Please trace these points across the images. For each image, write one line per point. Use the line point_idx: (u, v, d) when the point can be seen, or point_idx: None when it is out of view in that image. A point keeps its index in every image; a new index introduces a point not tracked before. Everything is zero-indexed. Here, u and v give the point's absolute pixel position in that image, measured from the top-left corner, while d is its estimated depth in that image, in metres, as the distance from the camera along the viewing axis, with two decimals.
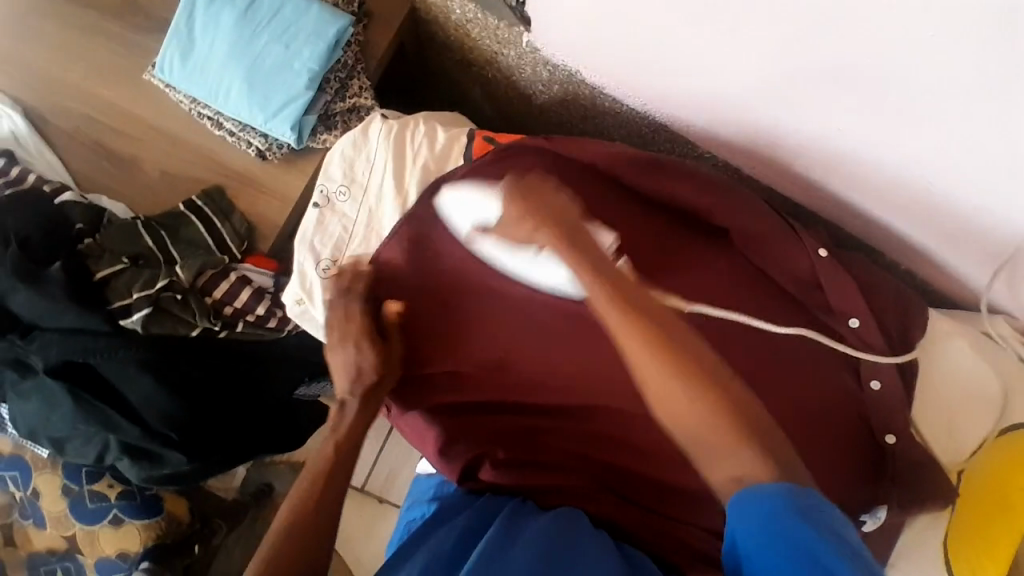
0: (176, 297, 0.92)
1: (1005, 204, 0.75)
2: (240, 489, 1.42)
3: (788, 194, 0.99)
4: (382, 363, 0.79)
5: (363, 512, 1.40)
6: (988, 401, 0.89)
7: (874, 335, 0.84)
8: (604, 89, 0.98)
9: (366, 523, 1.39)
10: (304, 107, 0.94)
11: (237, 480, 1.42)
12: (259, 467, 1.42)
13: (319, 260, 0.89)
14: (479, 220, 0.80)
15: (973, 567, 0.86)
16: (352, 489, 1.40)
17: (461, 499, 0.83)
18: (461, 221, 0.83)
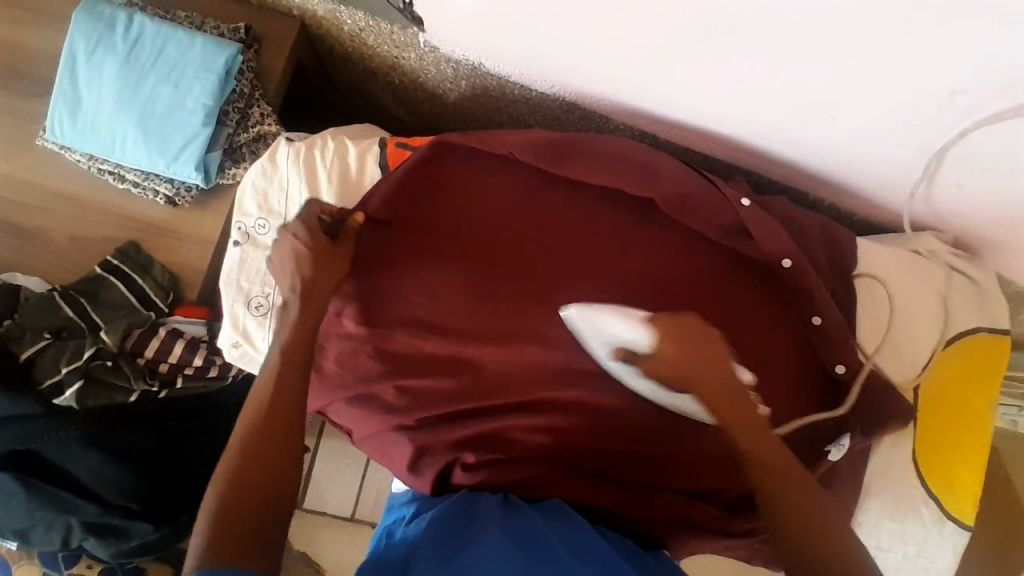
0: (106, 364, 0.88)
1: (909, 124, 0.77)
2: None
3: (711, 152, 0.99)
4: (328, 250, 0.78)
5: (358, 541, 1.37)
6: (932, 314, 0.92)
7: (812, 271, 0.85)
8: (510, 76, 0.97)
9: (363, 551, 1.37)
10: (206, 144, 0.90)
11: None
12: None
13: (249, 299, 0.83)
14: (619, 342, 0.76)
15: (948, 482, 0.91)
16: (342, 519, 1.38)
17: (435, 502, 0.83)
18: (596, 340, 0.79)
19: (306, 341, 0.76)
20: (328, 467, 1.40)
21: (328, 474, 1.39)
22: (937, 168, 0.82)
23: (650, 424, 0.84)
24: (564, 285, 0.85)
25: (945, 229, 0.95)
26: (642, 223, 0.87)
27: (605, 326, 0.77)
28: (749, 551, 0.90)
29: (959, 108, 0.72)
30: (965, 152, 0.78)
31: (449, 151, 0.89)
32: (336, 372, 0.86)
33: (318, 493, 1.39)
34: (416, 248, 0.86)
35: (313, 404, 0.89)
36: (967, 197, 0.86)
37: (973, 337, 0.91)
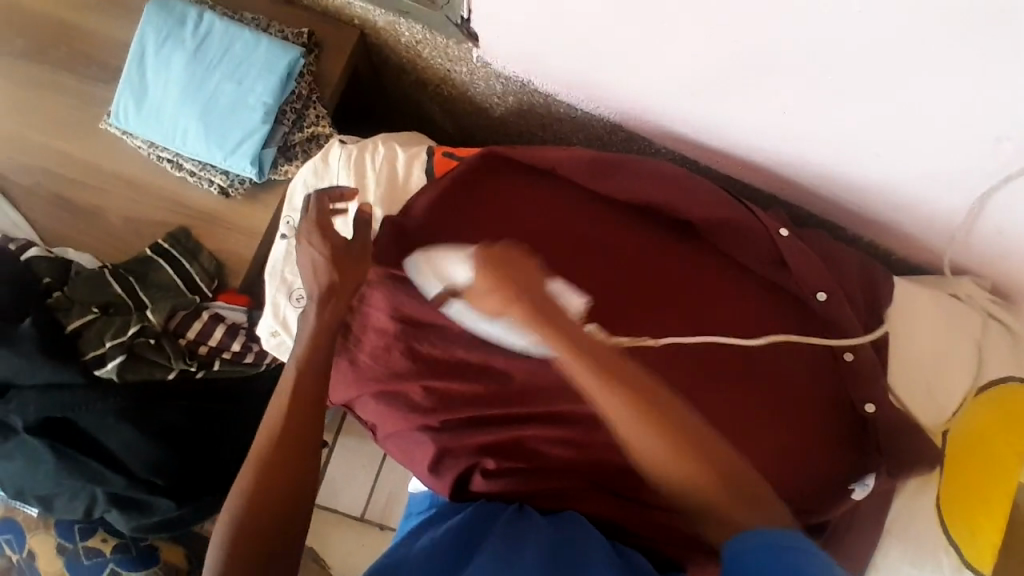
0: (148, 342, 0.91)
1: (952, 166, 0.77)
2: None
3: (749, 183, 1.00)
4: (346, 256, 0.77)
5: (365, 541, 1.37)
6: (966, 359, 0.91)
7: (844, 306, 0.85)
8: (556, 95, 0.99)
9: (370, 551, 1.37)
10: (262, 140, 0.94)
11: None
12: None
13: (290, 290, 0.85)
14: (449, 285, 0.81)
15: (972, 531, 0.88)
16: (351, 518, 1.39)
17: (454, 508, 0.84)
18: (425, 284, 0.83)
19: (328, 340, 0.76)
20: (342, 465, 1.41)
21: (342, 470, 1.41)
22: (981, 212, 0.82)
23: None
24: (598, 302, 0.85)
25: (983, 276, 0.94)
26: (678, 246, 0.89)
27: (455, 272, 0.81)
28: None
29: (1004, 154, 0.72)
30: (1010, 198, 0.78)
31: (496, 161, 0.90)
32: (367, 368, 0.88)
33: (332, 491, 1.40)
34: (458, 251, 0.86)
35: (343, 395, 0.91)
36: (1009, 244, 0.85)
37: (1009, 386, 0.90)
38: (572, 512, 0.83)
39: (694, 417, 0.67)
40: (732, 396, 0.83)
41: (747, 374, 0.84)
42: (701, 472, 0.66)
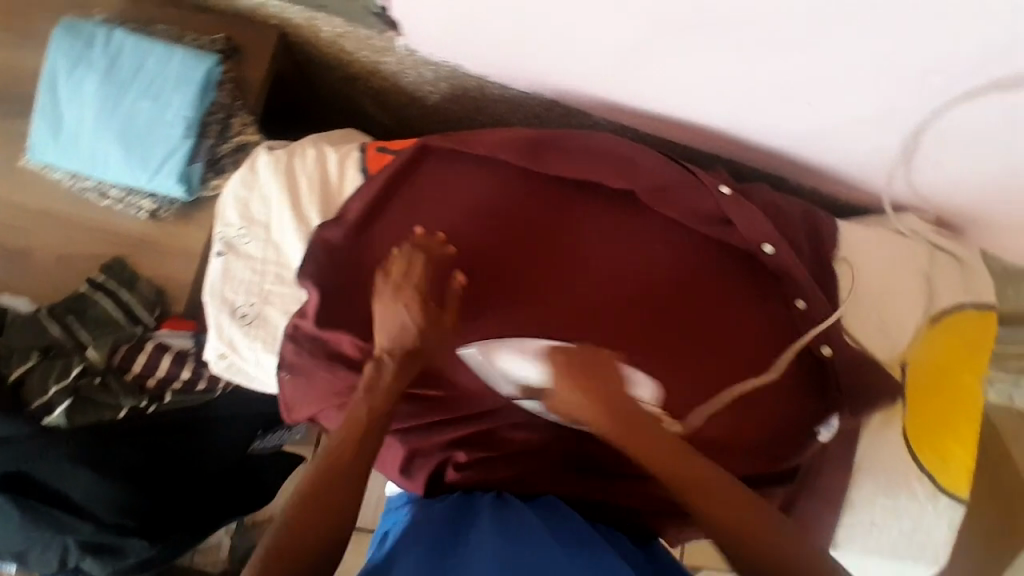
0: (93, 382, 0.88)
1: (885, 105, 0.77)
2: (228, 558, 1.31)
3: (691, 144, 0.99)
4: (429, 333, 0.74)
5: (359, 548, 1.37)
6: (916, 292, 0.93)
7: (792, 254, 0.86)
8: (488, 76, 0.97)
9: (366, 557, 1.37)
10: (187, 157, 0.90)
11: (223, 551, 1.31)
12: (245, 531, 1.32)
13: (233, 308, 0.83)
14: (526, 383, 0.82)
15: (942, 459, 0.92)
16: None
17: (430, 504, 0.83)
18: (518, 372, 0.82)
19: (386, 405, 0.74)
20: None
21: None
22: (915, 147, 0.83)
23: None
24: (552, 281, 0.85)
25: (925, 208, 0.96)
26: (623, 216, 0.88)
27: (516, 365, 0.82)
28: None
29: (932, 87, 0.73)
30: (942, 130, 0.79)
31: (436, 149, 0.88)
32: (327, 381, 0.80)
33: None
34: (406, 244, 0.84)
35: (302, 412, 0.83)
36: (944, 175, 0.87)
37: (960, 313, 0.93)
38: (549, 496, 0.82)
39: (633, 402, 0.74)
40: (690, 357, 0.84)
41: (704, 334, 0.84)
42: (649, 450, 0.71)
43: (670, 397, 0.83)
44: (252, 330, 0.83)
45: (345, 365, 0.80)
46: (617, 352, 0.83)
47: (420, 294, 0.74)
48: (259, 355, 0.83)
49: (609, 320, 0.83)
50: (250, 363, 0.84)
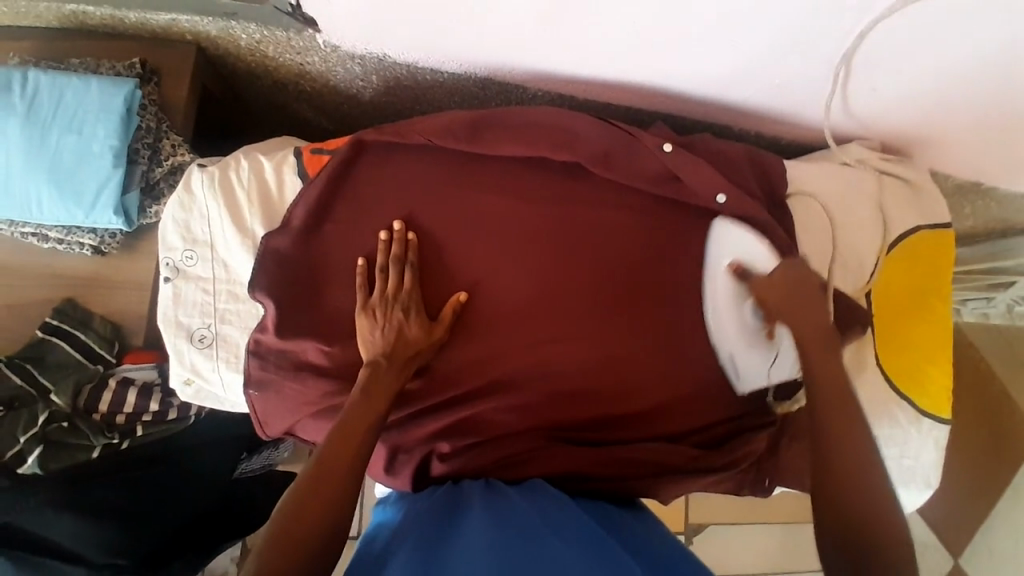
0: (62, 426, 0.87)
1: (811, 35, 0.77)
2: None
3: (630, 104, 0.99)
4: (425, 338, 0.79)
5: None
6: (872, 220, 0.93)
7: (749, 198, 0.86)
8: (416, 63, 0.95)
9: None
10: (121, 187, 0.88)
11: None
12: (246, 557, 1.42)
13: (190, 333, 0.81)
14: (740, 258, 0.85)
15: (918, 382, 0.94)
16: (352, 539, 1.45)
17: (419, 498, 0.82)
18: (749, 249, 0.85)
19: (384, 401, 0.75)
20: None
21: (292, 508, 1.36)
22: (848, 75, 0.83)
23: (617, 384, 0.84)
24: (510, 258, 0.84)
25: (869, 136, 0.97)
26: (571, 185, 0.87)
27: (735, 242, 0.86)
28: (735, 483, 0.91)
29: (851, 11, 0.72)
30: (869, 55, 0.79)
31: (377, 141, 0.86)
32: (296, 392, 0.79)
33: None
34: (357, 244, 0.82)
35: (277, 425, 0.81)
36: (881, 100, 0.87)
37: (917, 235, 0.94)
38: (537, 478, 0.81)
39: (644, 349, 0.84)
40: (657, 315, 0.84)
41: (667, 290, 0.85)
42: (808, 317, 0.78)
43: (643, 357, 0.84)
44: (213, 351, 0.81)
45: (312, 373, 0.79)
46: (588, 321, 0.83)
47: (412, 305, 0.79)
48: (224, 375, 0.81)
49: (574, 291, 0.84)
50: (215, 385, 0.82)
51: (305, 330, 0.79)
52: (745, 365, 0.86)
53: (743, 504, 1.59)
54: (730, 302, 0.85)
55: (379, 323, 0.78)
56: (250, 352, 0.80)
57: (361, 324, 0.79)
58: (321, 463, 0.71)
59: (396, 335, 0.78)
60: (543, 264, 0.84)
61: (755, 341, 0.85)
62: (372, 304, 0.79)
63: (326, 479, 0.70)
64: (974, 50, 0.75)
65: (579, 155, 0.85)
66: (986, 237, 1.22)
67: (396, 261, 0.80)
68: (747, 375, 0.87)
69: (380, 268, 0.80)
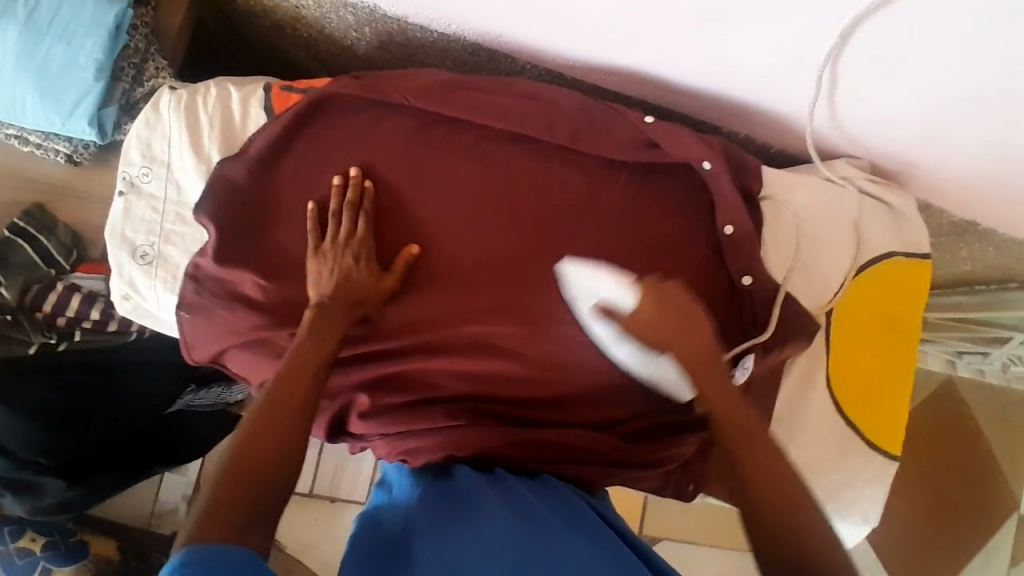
0: (6, 320, 0.92)
1: (796, 27, 0.73)
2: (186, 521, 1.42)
3: (617, 87, 0.97)
4: (373, 286, 0.79)
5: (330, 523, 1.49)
6: (845, 234, 0.90)
7: (724, 182, 0.85)
8: (405, 17, 0.94)
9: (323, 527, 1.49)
10: (99, 100, 0.89)
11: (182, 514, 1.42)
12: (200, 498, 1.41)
13: (133, 248, 0.81)
14: (602, 301, 0.80)
15: (869, 412, 0.90)
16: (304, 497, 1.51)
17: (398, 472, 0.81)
18: (580, 296, 0.81)
19: (330, 346, 0.75)
20: None
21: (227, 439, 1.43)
22: (835, 81, 0.80)
23: (550, 365, 0.82)
24: (467, 219, 0.83)
25: (859, 156, 0.93)
26: (536, 157, 0.85)
27: (596, 282, 0.80)
28: (660, 483, 0.88)
29: (834, 4, 0.68)
30: (856, 56, 0.75)
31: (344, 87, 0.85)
32: (226, 320, 0.79)
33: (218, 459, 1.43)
34: (311, 185, 0.82)
35: (204, 351, 0.81)
36: (869, 115, 0.84)
37: (888, 261, 0.91)
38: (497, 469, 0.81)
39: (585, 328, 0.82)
40: None
41: (615, 273, 0.82)
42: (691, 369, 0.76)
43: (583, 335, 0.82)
44: (153, 270, 0.80)
45: (244, 304, 0.79)
46: (529, 294, 0.82)
47: (363, 252, 0.79)
48: (161, 295, 0.81)
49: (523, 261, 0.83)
50: (151, 303, 0.82)
51: (248, 256, 0.79)
52: (666, 386, 0.83)
53: (700, 525, 1.56)
54: (613, 341, 0.81)
55: (327, 264, 0.78)
56: (187, 275, 0.80)
57: (312, 266, 0.78)
58: (272, 401, 0.71)
59: (343, 279, 0.78)
60: (496, 233, 0.83)
61: (654, 364, 0.81)
62: (323, 247, 0.79)
63: (278, 414, 0.70)
64: (962, 73, 0.72)
65: (550, 130, 0.85)
66: (983, 285, 1.18)
67: (349, 207, 0.80)
68: (676, 387, 0.83)
69: (332, 214, 0.80)
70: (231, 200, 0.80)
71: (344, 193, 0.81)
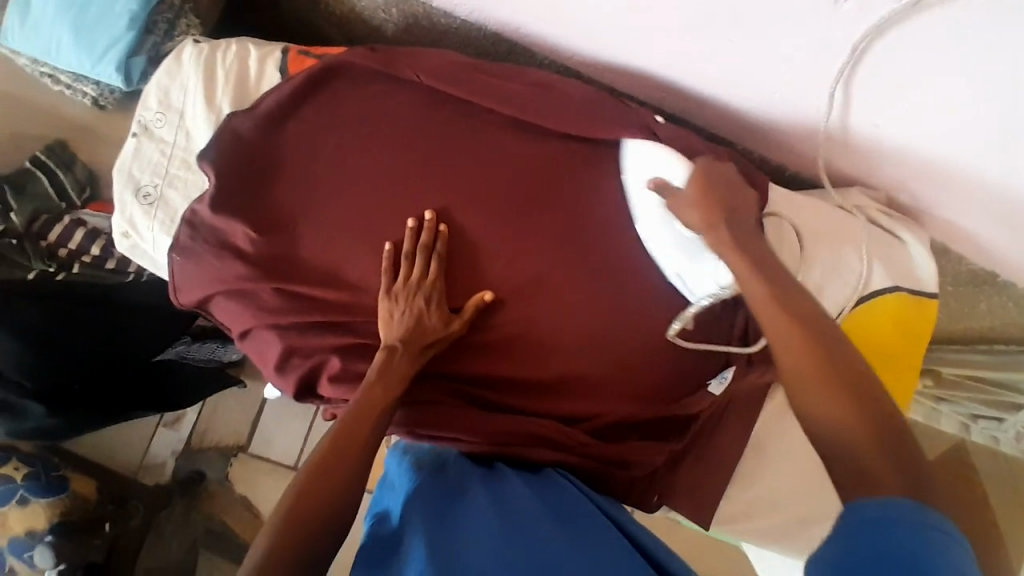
0: (12, 243, 0.98)
1: (807, 39, 0.71)
2: (172, 476, 1.43)
3: (631, 91, 0.96)
4: (442, 330, 0.78)
5: None
6: (851, 264, 0.87)
7: None
8: (431, 1, 0.96)
9: None
10: (129, 49, 0.92)
11: (168, 470, 1.44)
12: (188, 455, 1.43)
13: (138, 188, 0.85)
14: (658, 176, 0.77)
15: None
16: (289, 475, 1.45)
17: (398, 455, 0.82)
18: (636, 172, 0.80)
19: (394, 388, 0.75)
20: (275, 427, 1.45)
21: (220, 400, 1.47)
22: (848, 100, 0.77)
23: (528, 352, 0.81)
24: (458, 199, 0.82)
25: (875, 185, 0.89)
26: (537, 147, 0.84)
27: (656, 159, 0.79)
28: (626, 490, 0.85)
29: (846, 15, 0.66)
30: (872, 72, 0.72)
31: (359, 61, 0.85)
32: (213, 267, 0.81)
33: (212, 418, 1.46)
34: (312, 148, 0.83)
35: (190, 295, 0.83)
36: (885, 142, 0.80)
37: (896, 296, 0.87)
38: (498, 463, 0.81)
39: (563, 323, 0.80)
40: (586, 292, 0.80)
41: (600, 264, 0.80)
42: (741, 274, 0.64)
43: (562, 338, 0.80)
44: (153, 211, 0.84)
45: (232, 254, 0.81)
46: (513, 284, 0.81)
47: (434, 293, 0.78)
48: (156, 237, 0.84)
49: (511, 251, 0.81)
50: (147, 243, 0.85)
51: (242, 208, 0.81)
52: (695, 279, 0.78)
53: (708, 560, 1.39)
54: (656, 217, 0.78)
55: (399, 307, 0.77)
56: (184, 221, 0.83)
57: (384, 308, 0.79)
58: (334, 444, 0.72)
59: (415, 322, 0.77)
60: (485, 215, 0.81)
61: (690, 250, 0.76)
62: (394, 290, 0.79)
63: (345, 449, 0.72)
64: (983, 101, 0.67)
65: (556, 122, 0.82)
66: (1002, 345, 1.05)
67: (422, 251, 0.79)
68: (702, 286, 0.78)
69: (405, 255, 0.79)
70: (234, 153, 0.82)
71: (418, 234, 0.80)
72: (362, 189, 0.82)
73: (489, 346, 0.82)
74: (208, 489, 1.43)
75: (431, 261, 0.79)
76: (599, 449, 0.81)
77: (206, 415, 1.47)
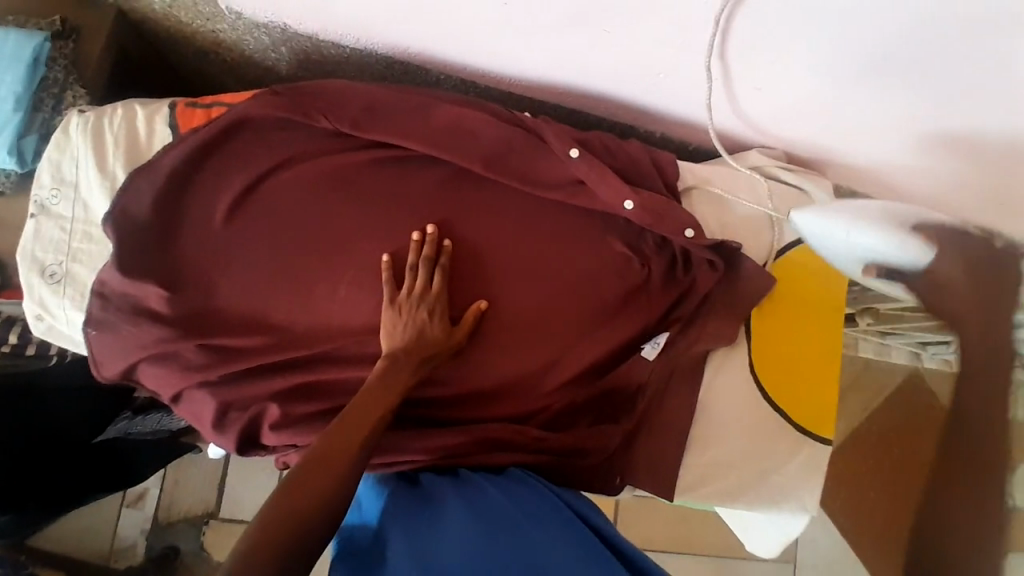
0: None
1: (675, 18, 0.73)
2: (145, 554, 1.40)
3: (526, 93, 0.97)
4: (443, 340, 0.78)
5: None
6: (761, 228, 0.91)
7: (653, 207, 0.83)
8: (317, 34, 0.96)
9: None
10: (18, 129, 0.91)
11: (140, 549, 1.40)
12: (159, 530, 1.41)
13: (43, 269, 0.83)
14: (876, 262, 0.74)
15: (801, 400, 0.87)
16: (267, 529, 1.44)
17: (367, 489, 0.78)
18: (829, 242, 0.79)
19: (387, 404, 0.73)
20: (245, 483, 1.43)
21: (182, 471, 1.44)
22: (727, 70, 0.80)
23: (479, 365, 0.82)
24: (372, 225, 0.82)
25: (772, 145, 0.92)
26: (442, 162, 0.85)
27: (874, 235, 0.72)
28: (585, 478, 0.85)
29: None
30: (741, 41, 0.74)
31: (252, 109, 0.83)
32: (132, 334, 0.80)
33: (175, 490, 1.43)
34: (215, 198, 0.82)
35: (114, 367, 0.82)
36: (769, 104, 0.83)
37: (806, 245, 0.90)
38: (460, 470, 0.80)
39: (504, 331, 0.82)
40: (516, 297, 0.82)
41: (524, 265, 0.83)
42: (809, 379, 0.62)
43: (506, 352, 0.82)
44: (62, 288, 0.83)
45: (149, 318, 0.80)
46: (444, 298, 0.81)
47: (437, 305, 0.78)
48: (69, 314, 0.83)
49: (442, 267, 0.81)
50: (62, 322, 0.84)
51: (153, 271, 0.80)
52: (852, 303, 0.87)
53: (684, 533, 1.45)
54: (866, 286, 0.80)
55: (402, 317, 0.77)
56: (95, 292, 0.81)
57: (386, 318, 0.78)
58: (309, 467, 0.67)
59: (417, 333, 0.77)
60: (400, 236, 0.81)
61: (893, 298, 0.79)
62: (398, 300, 0.78)
63: (331, 456, 0.68)
64: (849, 49, 0.70)
65: (469, 159, 0.83)
66: None
67: (426, 262, 0.79)
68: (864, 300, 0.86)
69: (409, 267, 0.79)
70: (136, 216, 0.81)
71: (421, 248, 0.80)
72: (273, 231, 0.81)
73: (450, 359, 0.82)
74: (184, 562, 1.39)
75: (433, 273, 0.80)
76: (552, 442, 0.82)
77: (170, 488, 1.43)
